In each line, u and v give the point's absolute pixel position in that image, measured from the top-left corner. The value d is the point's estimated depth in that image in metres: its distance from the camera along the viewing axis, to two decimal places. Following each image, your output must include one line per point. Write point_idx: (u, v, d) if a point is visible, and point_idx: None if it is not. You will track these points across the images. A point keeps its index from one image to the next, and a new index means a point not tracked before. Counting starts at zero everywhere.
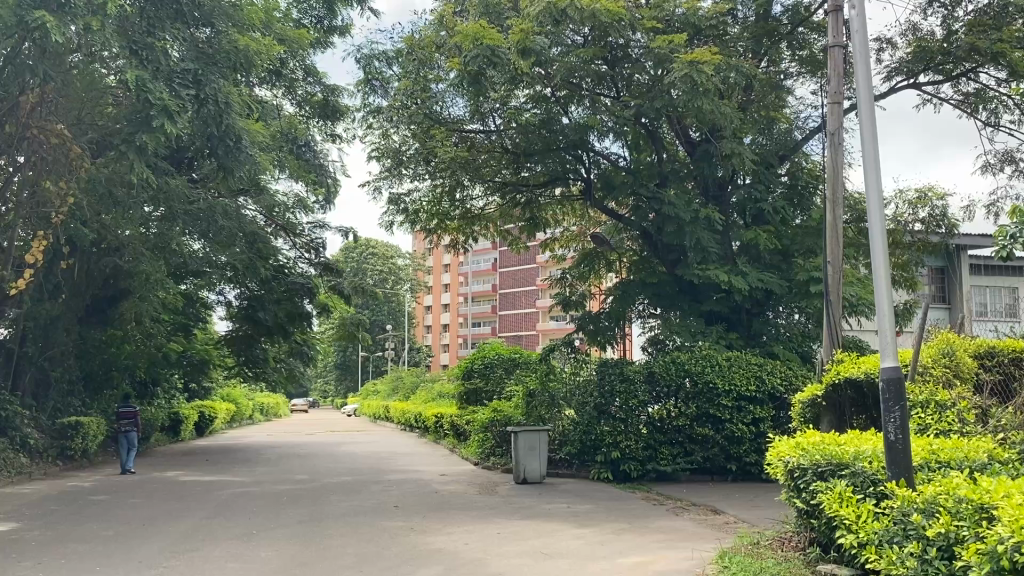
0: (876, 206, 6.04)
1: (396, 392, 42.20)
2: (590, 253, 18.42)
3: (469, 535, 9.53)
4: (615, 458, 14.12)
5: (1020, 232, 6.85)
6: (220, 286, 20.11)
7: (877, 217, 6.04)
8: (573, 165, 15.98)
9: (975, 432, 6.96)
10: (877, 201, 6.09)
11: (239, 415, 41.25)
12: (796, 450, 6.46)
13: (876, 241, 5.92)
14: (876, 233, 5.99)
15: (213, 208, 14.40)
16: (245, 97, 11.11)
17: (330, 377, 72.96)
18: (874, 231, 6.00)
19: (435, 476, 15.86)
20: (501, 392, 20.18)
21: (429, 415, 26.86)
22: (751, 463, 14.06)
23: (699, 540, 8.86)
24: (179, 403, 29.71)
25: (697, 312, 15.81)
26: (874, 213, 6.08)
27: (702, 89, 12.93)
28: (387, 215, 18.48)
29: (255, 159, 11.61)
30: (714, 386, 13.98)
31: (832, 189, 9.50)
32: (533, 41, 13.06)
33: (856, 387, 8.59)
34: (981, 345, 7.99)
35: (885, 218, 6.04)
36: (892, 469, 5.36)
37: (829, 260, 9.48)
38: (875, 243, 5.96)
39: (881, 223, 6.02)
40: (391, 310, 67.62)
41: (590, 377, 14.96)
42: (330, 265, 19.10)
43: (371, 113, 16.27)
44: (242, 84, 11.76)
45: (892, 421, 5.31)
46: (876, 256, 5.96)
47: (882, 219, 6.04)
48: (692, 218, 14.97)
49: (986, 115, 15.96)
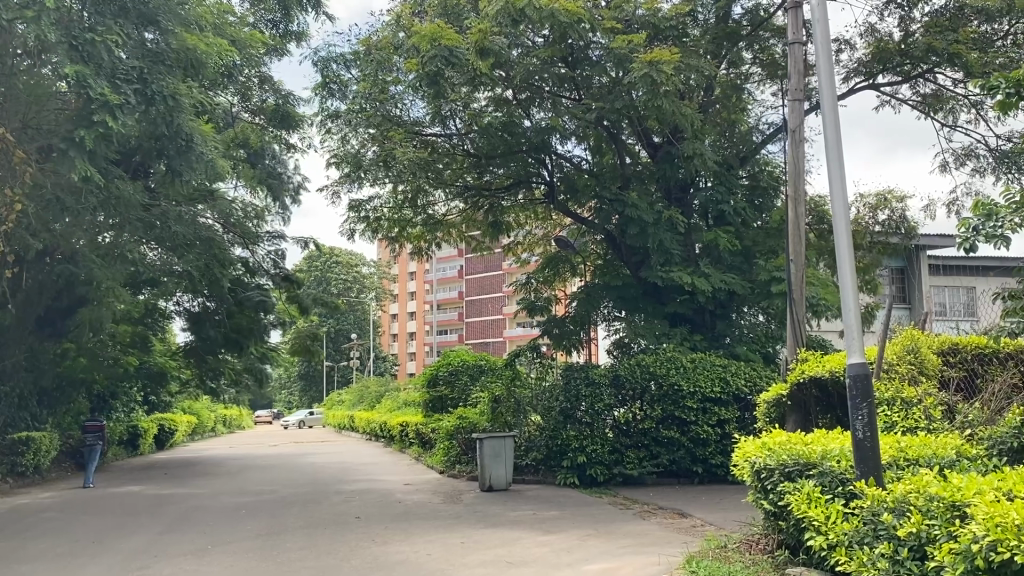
0: (840, 202, 5.95)
1: (361, 402, 41.72)
2: (554, 257, 18.28)
3: (433, 545, 9.29)
4: (582, 463, 13.96)
5: (984, 224, 6.82)
6: (178, 295, 19.48)
7: (841, 211, 5.95)
8: (536, 169, 15.85)
9: (942, 428, 6.88)
10: (841, 196, 5.99)
11: (200, 428, 40.52)
12: (762, 450, 6.30)
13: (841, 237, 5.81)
14: (841, 228, 5.90)
15: (167, 213, 14.20)
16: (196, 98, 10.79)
17: (294, 388, 72.08)
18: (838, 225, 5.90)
19: (400, 486, 15.58)
20: (466, 399, 19.92)
21: (393, 424, 26.50)
22: (717, 465, 13.96)
23: (665, 544, 8.71)
24: (139, 416, 29.07)
25: (662, 314, 15.75)
26: (839, 208, 5.98)
27: (663, 89, 12.84)
28: (347, 223, 18.26)
29: (209, 161, 11.21)
30: (680, 388, 13.89)
31: (795, 188, 9.40)
32: (491, 42, 12.88)
33: (820, 385, 8.54)
34: (946, 342, 7.92)
35: (849, 213, 5.95)
36: (860, 468, 5.22)
37: (792, 259, 9.39)
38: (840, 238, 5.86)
39: (845, 218, 5.92)
40: (356, 318, 66.93)
41: (556, 382, 14.84)
42: (289, 277, 19.37)
43: (329, 117, 15.86)
44: (194, 85, 11.41)
45: (859, 418, 5.19)
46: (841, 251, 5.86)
47: (846, 214, 5.94)
48: (655, 220, 14.91)
49: (944, 115, 16.16)
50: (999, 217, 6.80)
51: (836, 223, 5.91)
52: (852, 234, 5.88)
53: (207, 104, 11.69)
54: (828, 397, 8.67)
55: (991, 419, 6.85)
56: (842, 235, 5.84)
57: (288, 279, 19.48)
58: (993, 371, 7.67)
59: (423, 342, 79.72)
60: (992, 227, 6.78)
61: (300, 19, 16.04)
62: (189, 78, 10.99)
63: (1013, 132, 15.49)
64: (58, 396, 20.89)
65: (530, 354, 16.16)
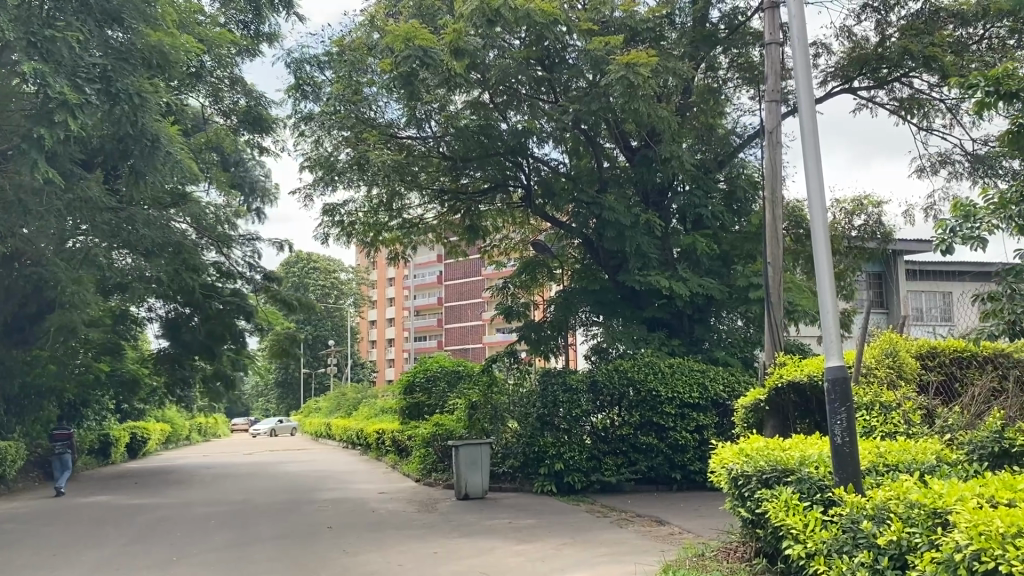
0: (817, 199, 5.78)
1: (338, 409, 41.33)
2: (531, 261, 17.92)
3: (405, 555, 9.06)
4: (559, 470, 13.76)
5: (962, 226, 6.73)
6: (148, 300, 19.05)
7: (819, 208, 5.77)
8: (513, 172, 15.68)
9: (921, 433, 6.78)
10: (818, 194, 5.82)
11: (174, 436, 39.94)
12: (739, 456, 6.15)
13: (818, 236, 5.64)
14: (818, 226, 5.73)
15: (134, 216, 13.90)
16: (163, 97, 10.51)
17: (271, 395, 71.39)
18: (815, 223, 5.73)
19: (375, 495, 15.32)
20: (443, 405, 19.69)
21: (370, 431, 26.21)
22: (696, 471, 13.84)
23: (643, 553, 8.54)
24: (110, 424, 28.54)
25: (640, 319, 15.65)
26: (816, 206, 5.81)
27: (640, 91, 12.71)
28: (322, 227, 17.98)
29: (177, 162, 10.93)
30: (658, 394, 13.75)
31: (772, 191, 9.32)
32: (466, 43, 12.69)
33: (798, 389, 8.43)
34: (924, 345, 7.80)
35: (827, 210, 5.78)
36: (839, 475, 5.07)
37: (769, 263, 9.27)
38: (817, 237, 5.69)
39: (822, 215, 5.75)
40: (334, 325, 66.40)
41: (532, 388, 14.66)
42: (271, 276, 19.21)
43: (302, 119, 15.54)
44: (161, 83, 11.13)
45: (837, 423, 5.04)
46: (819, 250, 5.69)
47: (823, 211, 5.76)
48: (632, 224, 14.78)
49: (919, 119, 16.20)
50: (976, 219, 6.72)
51: (813, 221, 5.73)
52: (829, 232, 5.72)
53: (175, 104, 11.45)
54: (806, 402, 8.55)
55: (971, 423, 6.73)
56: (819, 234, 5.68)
57: (268, 279, 19.31)
58: (972, 374, 7.55)
59: (401, 349, 79.31)
60: (970, 228, 6.69)
61: (272, 20, 15.83)
62: (155, 76, 10.75)
63: (988, 136, 15.54)
64: (26, 404, 20.42)
65: (508, 359, 16.05)
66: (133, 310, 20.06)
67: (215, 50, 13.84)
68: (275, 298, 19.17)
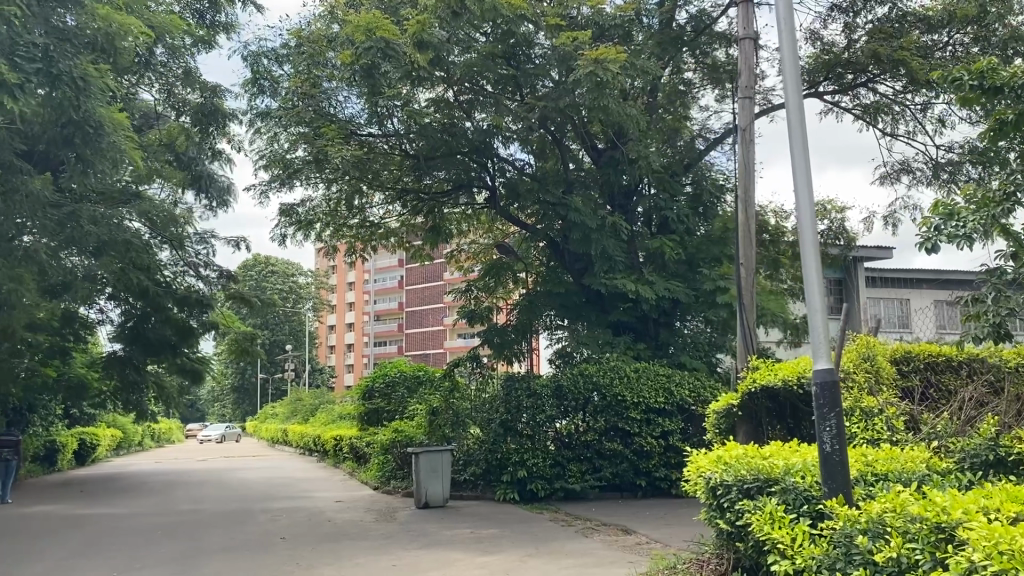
0: (805, 187, 5.41)
1: (295, 415, 40.47)
2: (494, 265, 17.31)
3: (361, 569, 8.58)
4: (522, 478, 13.40)
5: (946, 224, 6.52)
6: (97, 301, 18.22)
7: (805, 193, 5.39)
8: (478, 173, 15.27)
9: (906, 441, 6.51)
10: (806, 182, 5.45)
11: (126, 442, 38.79)
12: (717, 464, 5.82)
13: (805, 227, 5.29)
14: (805, 213, 5.36)
15: (78, 212, 13.17)
16: (107, 82, 9.92)
17: (227, 400, 69.91)
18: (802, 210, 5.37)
19: (331, 503, 14.78)
20: (403, 411, 19.17)
21: (328, 438, 25.58)
22: (661, 477, 13.55)
23: (611, 565, 8.18)
24: (57, 430, 27.49)
25: (605, 323, 15.36)
26: (802, 191, 5.42)
27: (608, 88, 12.43)
28: (278, 228, 17.35)
29: (124, 153, 10.32)
30: (623, 399, 13.44)
31: (745, 189, 9.05)
32: (430, 35, 12.33)
33: (772, 395, 8.13)
34: (898, 350, 7.61)
35: (814, 196, 5.40)
36: (828, 485, 4.75)
37: (742, 262, 9.00)
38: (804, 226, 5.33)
39: (809, 202, 5.38)
40: (292, 328, 65.27)
41: (495, 394, 14.29)
42: (231, 274, 18.55)
43: (258, 116, 15.02)
44: (108, 69, 10.54)
45: (826, 430, 4.71)
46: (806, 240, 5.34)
47: (810, 198, 5.39)
48: (598, 226, 14.42)
49: (884, 125, 16.13)
50: (959, 217, 6.51)
51: (800, 208, 5.37)
52: (816, 221, 5.36)
53: (122, 91, 10.85)
54: (779, 408, 8.28)
55: (962, 429, 6.50)
56: (806, 224, 5.32)
57: (227, 276, 18.63)
58: (948, 379, 7.40)
59: (361, 353, 78.27)
60: (954, 226, 6.47)
61: (228, 9, 15.30)
62: (99, 57, 10.14)
63: (952, 143, 15.53)
64: None
65: (470, 364, 15.46)
66: (83, 312, 19.20)
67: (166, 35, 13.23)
68: (235, 297, 18.40)
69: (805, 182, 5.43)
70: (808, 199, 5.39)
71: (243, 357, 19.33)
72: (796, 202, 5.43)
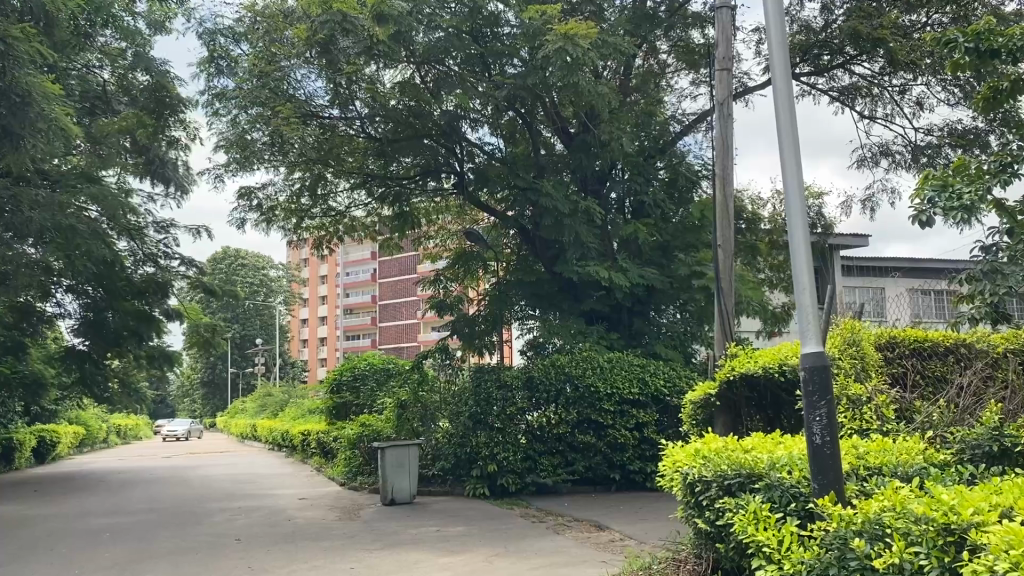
0: (790, 153, 4.83)
1: (264, 410, 39.65)
2: (465, 253, 16.92)
3: (316, 573, 8.01)
4: (492, 472, 12.92)
5: (939, 197, 6.10)
6: (55, 294, 17.36)
7: (792, 159, 4.83)
8: (446, 159, 14.65)
9: (898, 431, 6.05)
10: (792, 148, 4.87)
11: (90, 439, 37.76)
12: (696, 458, 5.34)
13: (793, 197, 4.76)
14: (793, 183, 4.81)
15: (18, 195, 12.59)
16: (39, 49, 9.32)
17: (196, 395, 68.76)
18: (788, 177, 4.81)
19: (294, 501, 14.20)
20: (371, 404, 18.56)
21: (296, 433, 24.94)
22: (635, 471, 13.10)
23: (582, 564, 7.70)
24: (15, 427, 26.56)
25: (578, 312, 14.81)
26: (788, 156, 4.86)
27: (579, 64, 11.91)
28: (237, 212, 16.69)
29: (62, 128, 9.67)
30: (596, 391, 12.93)
31: (723, 167, 8.58)
32: (390, 7, 11.71)
33: (751, 383, 7.65)
34: (883, 336, 7.09)
35: (801, 163, 4.83)
36: (818, 481, 4.28)
37: (719, 244, 8.53)
38: (792, 196, 4.79)
39: (797, 168, 4.82)
40: (263, 322, 64.25)
41: (465, 385, 13.79)
42: (197, 263, 17.71)
43: (216, 97, 14.18)
44: (37, 35, 9.88)
45: (816, 420, 4.26)
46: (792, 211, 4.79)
47: (798, 165, 4.83)
48: (571, 211, 13.84)
49: (862, 107, 15.76)
50: (953, 189, 6.09)
51: (786, 175, 4.81)
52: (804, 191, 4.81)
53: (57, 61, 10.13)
54: (760, 397, 7.84)
55: (960, 418, 6.07)
56: (793, 193, 4.78)
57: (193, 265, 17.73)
58: (935, 367, 6.99)
59: (334, 347, 77.41)
60: (949, 199, 6.05)
61: None
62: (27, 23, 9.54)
63: (931, 126, 15.20)
64: None
65: (440, 357, 14.89)
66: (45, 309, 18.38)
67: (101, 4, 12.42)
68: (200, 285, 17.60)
69: (790, 147, 4.84)
70: (795, 165, 4.83)
71: (207, 349, 18.64)
72: (782, 167, 4.85)
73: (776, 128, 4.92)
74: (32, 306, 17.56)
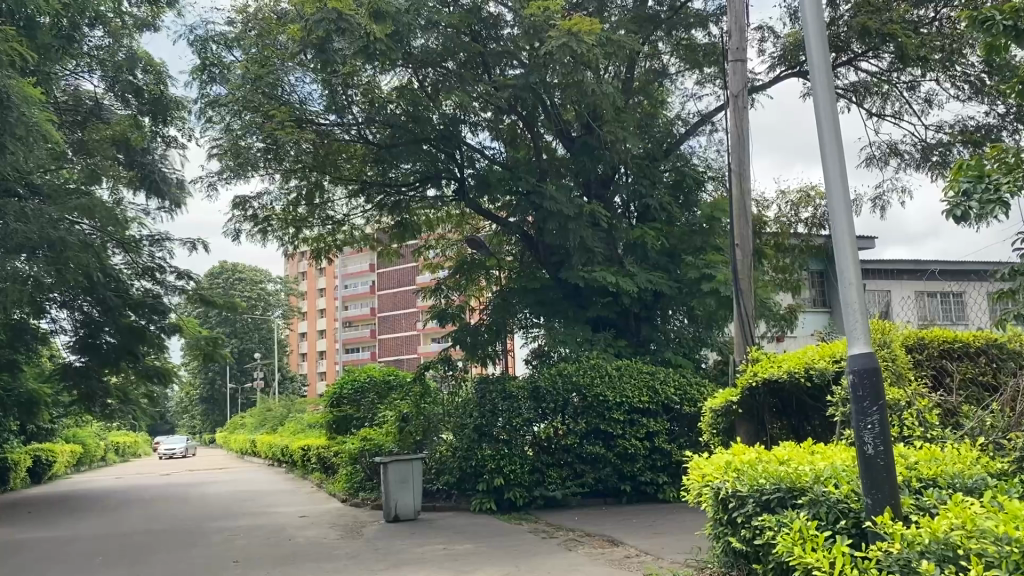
0: (832, 133, 4.27)
1: (263, 426, 39.22)
2: (467, 261, 16.57)
3: None
4: (499, 486, 12.47)
5: (975, 189, 5.63)
6: (49, 311, 16.94)
7: (831, 134, 4.25)
8: (446, 164, 14.26)
9: (943, 438, 5.62)
10: (833, 127, 4.30)
11: (87, 457, 37.27)
12: (727, 471, 4.93)
13: (832, 175, 4.18)
14: (832, 158, 4.23)
15: (4, 208, 12.29)
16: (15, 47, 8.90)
17: (196, 411, 68.28)
18: (827, 153, 4.24)
19: (294, 519, 13.76)
20: (373, 418, 18.11)
21: (296, 448, 24.49)
22: (646, 482, 12.66)
23: None
24: (11, 447, 26.05)
25: (583, 319, 14.40)
26: (826, 130, 4.30)
27: (583, 61, 11.54)
28: (232, 223, 16.31)
29: (43, 134, 9.23)
30: (605, 399, 12.52)
31: (738, 162, 8.25)
32: (387, 4, 11.45)
33: (773, 389, 7.24)
34: (911, 336, 6.69)
35: (842, 138, 4.26)
36: (871, 496, 3.87)
37: (736, 243, 8.18)
38: (831, 173, 4.20)
39: (836, 143, 4.25)
40: (261, 336, 63.74)
41: (468, 397, 13.36)
42: (194, 277, 17.30)
43: (210, 104, 13.82)
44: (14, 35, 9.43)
45: (867, 428, 3.85)
46: (831, 189, 4.23)
47: (837, 142, 4.27)
48: (576, 214, 13.44)
49: (870, 105, 15.37)
50: (989, 180, 5.64)
51: (825, 153, 4.23)
52: (844, 167, 4.23)
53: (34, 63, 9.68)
54: (784, 403, 7.49)
55: (1013, 423, 5.62)
56: (833, 170, 4.20)
57: (190, 278, 17.30)
58: (969, 369, 6.57)
59: (334, 361, 77.00)
60: (985, 191, 5.58)
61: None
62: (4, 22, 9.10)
63: (941, 123, 14.82)
64: None
65: (443, 367, 14.50)
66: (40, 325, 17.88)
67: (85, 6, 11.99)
68: (199, 298, 17.16)
69: (831, 125, 4.30)
70: (834, 139, 4.27)
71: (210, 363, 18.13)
72: (820, 141, 4.28)
73: (811, 99, 4.38)
74: (25, 325, 17.12)
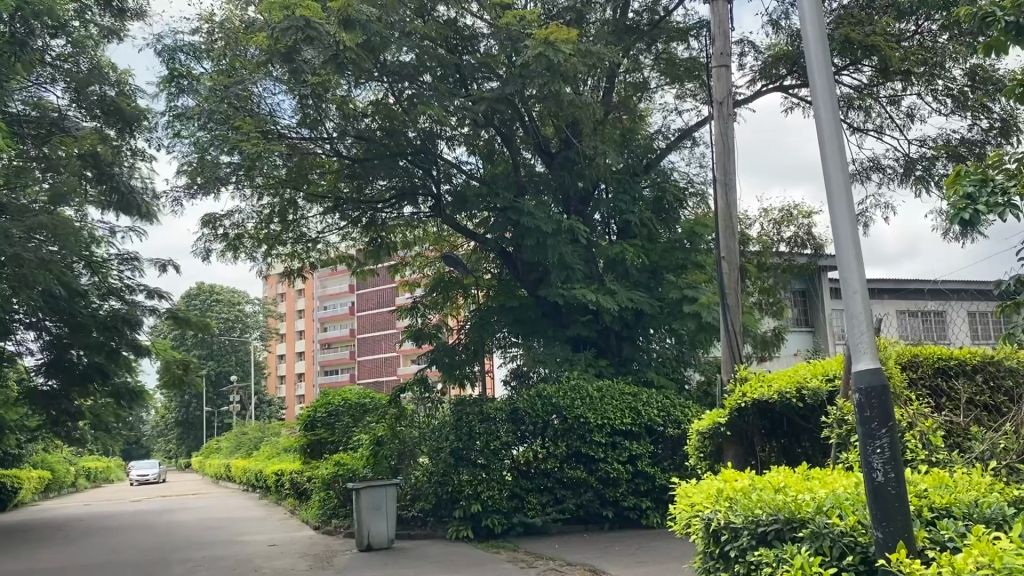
0: (830, 130, 3.92)
1: (239, 450, 38.43)
2: (444, 279, 16.15)
3: None
4: (476, 513, 11.97)
5: (980, 193, 5.28)
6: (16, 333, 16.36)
7: (831, 130, 3.91)
8: (422, 180, 13.86)
9: (947, 461, 5.24)
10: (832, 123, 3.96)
11: (56, 483, 36.22)
12: (719, 499, 4.52)
13: (832, 175, 3.84)
14: (832, 159, 3.89)
15: None
16: None
17: (171, 435, 66.99)
18: (826, 151, 3.90)
19: (263, 549, 13.17)
20: (348, 442, 17.56)
21: (270, 473, 23.83)
22: (629, 507, 12.22)
23: None
24: None
25: (563, 338, 14.00)
26: (825, 127, 3.95)
27: (560, 71, 11.23)
28: (202, 241, 15.82)
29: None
30: (586, 421, 12.11)
31: (723, 172, 7.93)
32: (357, 11, 10.97)
33: (763, 409, 6.85)
34: (906, 354, 6.31)
35: (843, 135, 3.92)
36: (880, 528, 3.48)
37: (722, 256, 7.84)
38: (832, 176, 3.85)
39: (836, 143, 3.91)
40: (238, 359, 62.80)
41: (445, 419, 12.88)
42: (166, 296, 16.76)
43: (177, 118, 13.37)
44: None
45: (875, 451, 3.49)
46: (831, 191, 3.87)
47: (838, 140, 3.92)
48: (555, 231, 13.07)
49: (852, 120, 15.16)
50: (994, 184, 5.30)
51: (824, 151, 3.88)
52: (846, 168, 3.89)
53: None
54: (774, 424, 7.10)
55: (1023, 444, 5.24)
56: (832, 168, 3.85)
57: (161, 297, 16.74)
58: (967, 388, 6.22)
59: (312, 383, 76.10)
60: (991, 195, 5.24)
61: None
62: None
63: (925, 137, 14.62)
64: None
65: (419, 389, 14.03)
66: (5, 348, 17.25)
67: (41, 10, 11.52)
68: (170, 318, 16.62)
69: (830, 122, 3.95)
70: (834, 136, 3.92)
71: (179, 388, 17.45)
72: (819, 143, 3.93)
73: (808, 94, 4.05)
74: None
